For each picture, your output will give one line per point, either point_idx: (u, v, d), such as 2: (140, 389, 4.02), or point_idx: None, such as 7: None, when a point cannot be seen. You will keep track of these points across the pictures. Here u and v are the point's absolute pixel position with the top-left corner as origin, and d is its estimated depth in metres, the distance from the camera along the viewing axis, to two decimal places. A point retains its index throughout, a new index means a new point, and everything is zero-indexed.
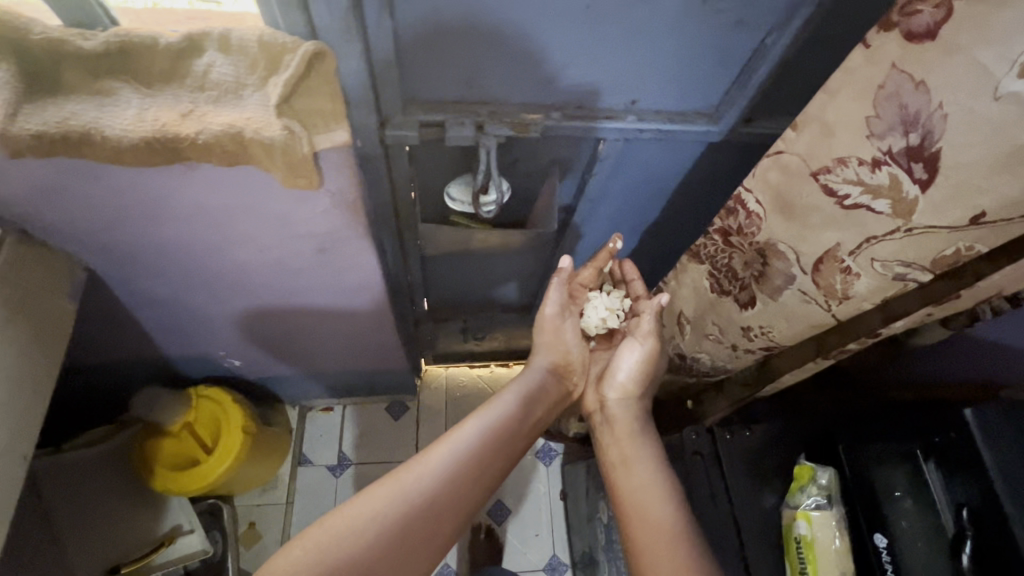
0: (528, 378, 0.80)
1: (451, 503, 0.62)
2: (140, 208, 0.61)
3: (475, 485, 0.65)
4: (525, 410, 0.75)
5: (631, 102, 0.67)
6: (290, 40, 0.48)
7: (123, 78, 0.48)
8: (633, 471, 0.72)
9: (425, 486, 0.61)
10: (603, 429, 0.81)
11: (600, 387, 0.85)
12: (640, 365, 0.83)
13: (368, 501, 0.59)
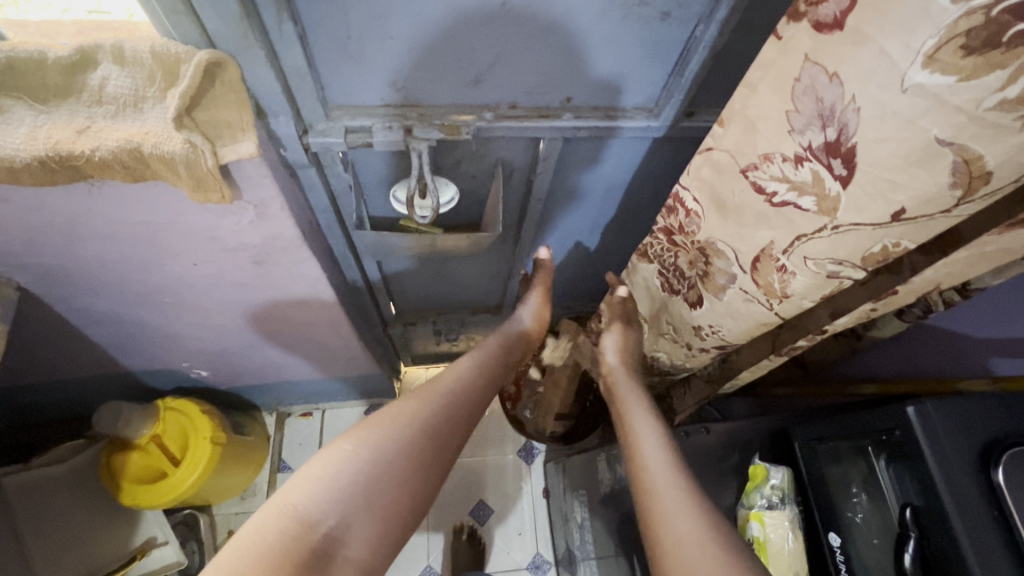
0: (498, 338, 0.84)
1: (449, 431, 0.63)
2: (57, 228, 0.59)
3: (465, 420, 0.66)
4: (499, 364, 0.78)
5: (566, 99, 0.65)
6: (183, 49, 0.46)
7: (14, 95, 0.46)
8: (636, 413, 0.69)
9: (426, 415, 0.62)
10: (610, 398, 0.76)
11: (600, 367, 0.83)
12: (620, 344, 0.82)
13: (352, 440, 0.56)
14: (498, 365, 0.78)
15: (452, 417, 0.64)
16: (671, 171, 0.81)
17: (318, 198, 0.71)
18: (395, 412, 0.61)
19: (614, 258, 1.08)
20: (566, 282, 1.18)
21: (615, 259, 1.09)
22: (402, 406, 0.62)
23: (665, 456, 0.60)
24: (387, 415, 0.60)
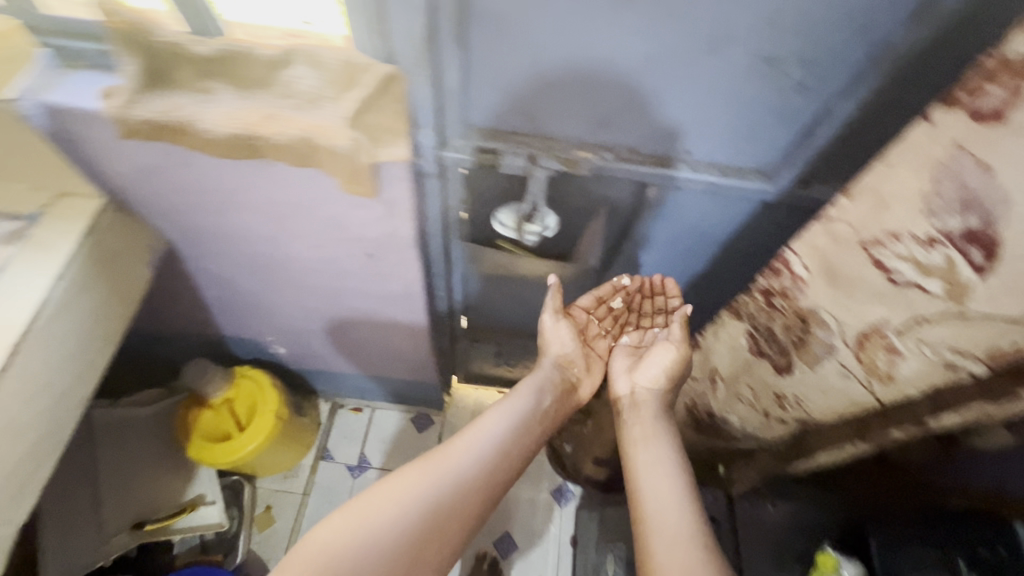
0: (531, 389, 0.85)
1: (449, 505, 0.67)
2: (217, 196, 0.68)
3: (473, 494, 0.69)
4: (523, 423, 0.80)
5: (684, 151, 0.68)
6: (367, 63, 0.53)
7: (223, 80, 0.55)
8: (639, 442, 0.79)
9: (425, 489, 0.67)
10: (630, 411, 0.85)
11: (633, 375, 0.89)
12: (676, 364, 0.86)
13: (347, 518, 0.63)
14: (523, 429, 0.80)
15: (454, 494, 0.68)
16: (769, 239, 0.81)
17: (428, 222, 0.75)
18: (399, 487, 0.66)
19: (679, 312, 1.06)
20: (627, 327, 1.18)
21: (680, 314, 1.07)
22: (405, 480, 0.67)
23: (664, 497, 0.69)
24: (394, 489, 0.66)
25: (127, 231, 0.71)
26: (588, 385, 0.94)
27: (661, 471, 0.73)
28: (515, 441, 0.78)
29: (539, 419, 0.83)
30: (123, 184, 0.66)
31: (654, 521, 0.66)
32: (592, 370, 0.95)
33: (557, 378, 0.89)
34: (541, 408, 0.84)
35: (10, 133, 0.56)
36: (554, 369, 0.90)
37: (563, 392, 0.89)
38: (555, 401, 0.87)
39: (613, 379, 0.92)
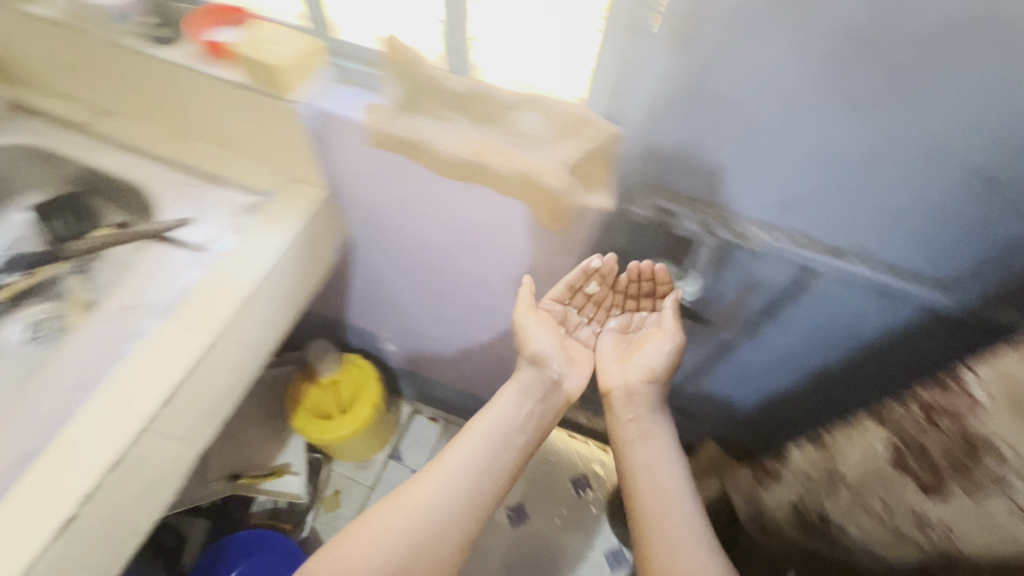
0: (509, 399, 0.86)
1: (436, 538, 0.75)
2: (416, 205, 0.77)
3: (452, 532, 0.76)
4: (491, 446, 0.83)
5: (861, 247, 0.67)
6: (591, 119, 0.60)
7: (462, 113, 0.63)
8: (637, 441, 0.88)
9: (404, 527, 0.74)
10: (625, 406, 0.89)
11: (626, 368, 0.89)
12: (673, 353, 0.86)
13: (346, 552, 0.72)
14: (492, 453, 0.83)
15: (429, 534, 0.75)
16: (921, 351, 0.77)
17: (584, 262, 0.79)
18: (383, 522, 0.74)
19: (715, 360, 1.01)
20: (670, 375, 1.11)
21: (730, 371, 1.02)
22: (387, 518, 0.75)
23: (657, 503, 0.81)
24: (384, 522, 0.74)
25: (330, 220, 0.82)
26: (575, 376, 0.90)
27: (652, 475, 0.84)
28: (490, 469, 0.81)
29: (517, 436, 0.85)
30: (341, 182, 0.77)
31: (655, 512, 0.80)
32: (579, 362, 0.90)
33: (518, 385, 0.87)
34: (507, 420, 0.85)
35: (285, 126, 0.68)
36: (530, 373, 0.87)
37: (541, 403, 0.87)
38: (529, 411, 0.87)
39: (602, 368, 0.92)
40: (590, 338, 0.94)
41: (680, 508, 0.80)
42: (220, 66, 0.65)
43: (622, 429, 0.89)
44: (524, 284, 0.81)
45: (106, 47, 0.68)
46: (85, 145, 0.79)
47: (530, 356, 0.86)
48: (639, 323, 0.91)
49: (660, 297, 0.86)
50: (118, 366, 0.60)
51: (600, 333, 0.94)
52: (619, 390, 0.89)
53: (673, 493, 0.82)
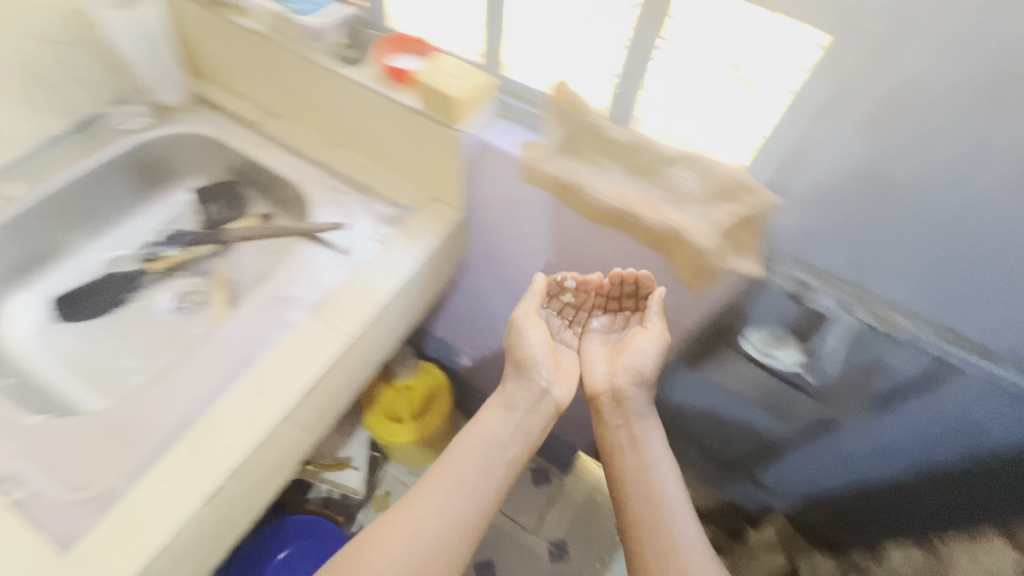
0: (491, 418, 0.82)
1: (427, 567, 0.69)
2: (547, 238, 0.79)
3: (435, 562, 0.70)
4: (472, 466, 0.78)
5: (1016, 352, 0.60)
6: (751, 185, 0.60)
7: (617, 160, 0.65)
8: (628, 446, 0.83)
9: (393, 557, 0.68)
10: (612, 410, 0.85)
11: (612, 369, 0.84)
12: (658, 356, 0.80)
13: None
14: (473, 474, 0.78)
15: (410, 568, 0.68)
16: None
17: (702, 322, 0.79)
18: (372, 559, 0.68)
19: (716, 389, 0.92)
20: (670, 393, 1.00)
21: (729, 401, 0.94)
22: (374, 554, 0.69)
23: (656, 525, 0.76)
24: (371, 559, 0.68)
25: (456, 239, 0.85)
26: (564, 385, 0.83)
27: (642, 484, 0.80)
28: (471, 491, 0.76)
29: (501, 455, 0.80)
30: (480, 207, 0.80)
31: (647, 518, 0.76)
32: (567, 368, 0.84)
33: (501, 400, 0.83)
34: (493, 437, 0.81)
35: (442, 150, 0.73)
36: (517, 385, 0.83)
37: (525, 419, 0.82)
38: (509, 424, 0.82)
39: (587, 366, 0.87)
40: (579, 342, 0.89)
41: (670, 516, 0.76)
42: (396, 90, 0.71)
43: (612, 434, 0.85)
44: (538, 282, 0.78)
45: (296, 60, 0.75)
46: (252, 142, 0.86)
47: (517, 362, 0.82)
48: (626, 326, 0.86)
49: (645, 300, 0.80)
50: (270, 352, 0.64)
51: (587, 335, 0.88)
52: (604, 390, 0.85)
53: (664, 504, 0.77)
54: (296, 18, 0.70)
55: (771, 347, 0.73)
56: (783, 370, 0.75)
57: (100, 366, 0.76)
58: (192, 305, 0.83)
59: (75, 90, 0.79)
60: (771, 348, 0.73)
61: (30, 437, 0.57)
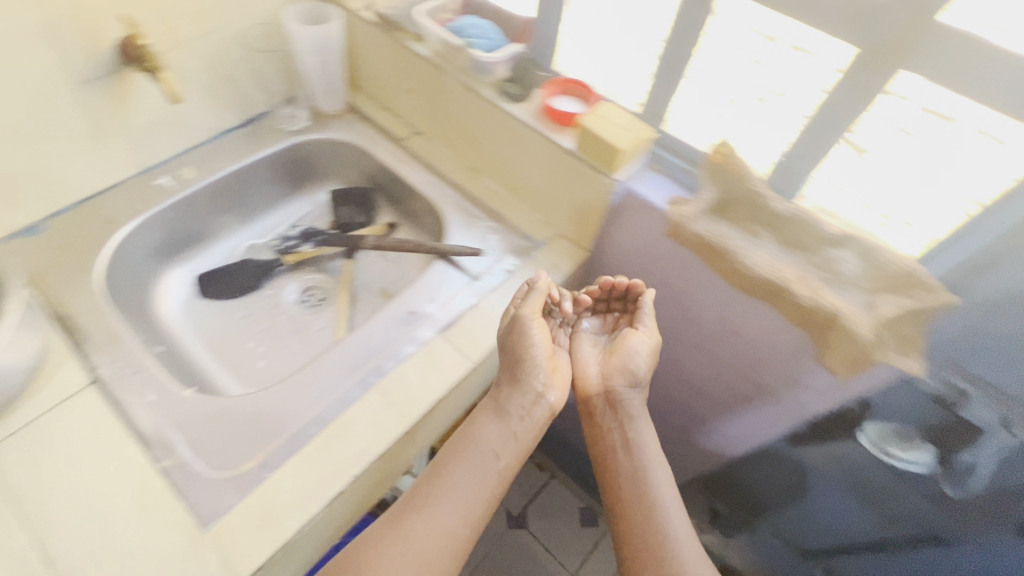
0: (484, 428, 0.68)
1: None
2: (671, 293, 0.76)
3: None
4: (455, 476, 0.65)
5: None
6: (924, 281, 0.55)
7: (773, 231, 0.63)
8: (632, 470, 0.72)
9: None
10: (609, 417, 0.75)
11: (604, 372, 0.75)
12: (652, 357, 0.74)
13: None
14: (458, 486, 0.65)
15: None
16: None
17: (819, 413, 0.72)
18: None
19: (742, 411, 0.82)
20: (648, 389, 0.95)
21: (745, 423, 0.84)
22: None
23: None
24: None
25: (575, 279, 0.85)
26: (558, 389, 0.71)
27: (642, 503, 0.69)
28: (453, 506, 0.63)
29: (491, 466, 0.66)
30: (606, 251, 0.79)
31: (646, 542, 0.67)
32: (560, 370, 0.73)
33: (493, 407, 0.69)
34: (480, 443, 0.67)
35: (586, 193, 0.73)
36: (509, 389, 0.69)
37: (517, 427, 0.68)
38: (502, 432, 0.68)
39: (581, 371, 0.77)
40: (570, 342, 0.80)
41: (670, 540, 0.66)
42: (554, 129, 0.72)
43: (605, 436, 0.75)
44: (542, 281, 0.69)
45: (456, 87, 0.78)
46: (395, 155, 0.90)
47: (509, 361, 0.68)
48: (615, 326, 0.80)
49: (637, 300, 0.76)
50: (399, 365, 0.66)
51: (576, 335, 0.80)
52: (598, 396, 0.75)
53: (668, 528, 0.67)
54: (471, 51, 0.74)
55: (885, 442, 0.68)
56: (902, 466, 0.68)
57: (230, 345, 0.80)
58: (319, 301, 0.87)
59: (253, 90, 0.86)
60: (891, 445, 0.68)
61: (181, 409, 0.61)
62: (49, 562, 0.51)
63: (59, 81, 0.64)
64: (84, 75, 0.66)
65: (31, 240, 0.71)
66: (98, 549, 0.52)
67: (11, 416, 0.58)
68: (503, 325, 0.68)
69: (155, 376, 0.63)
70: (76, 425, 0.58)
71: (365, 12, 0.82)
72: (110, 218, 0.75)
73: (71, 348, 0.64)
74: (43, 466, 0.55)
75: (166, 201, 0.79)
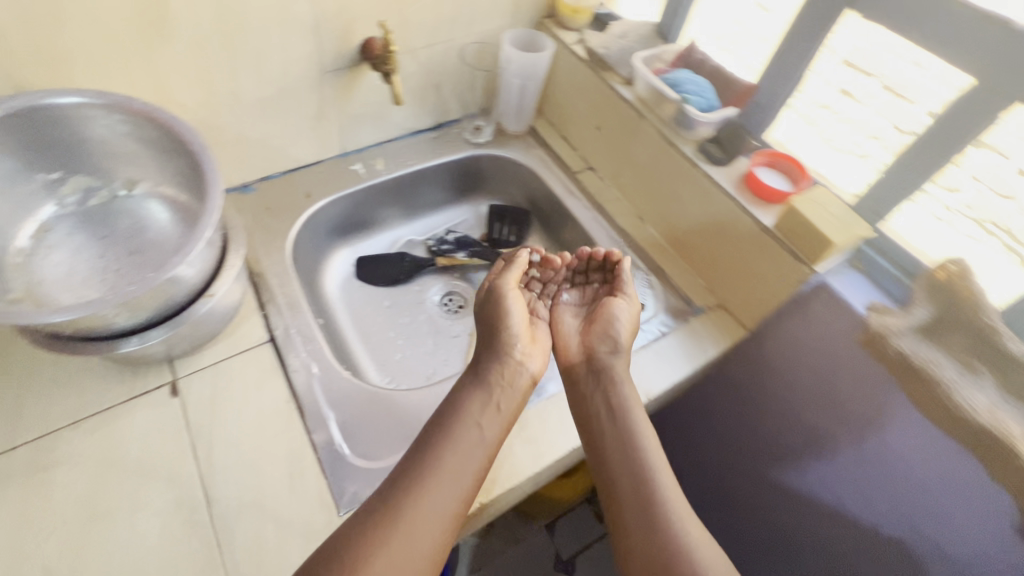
0: (469, 404, 0.59)
1: None
2: (845, 394, 0.65)
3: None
4: (434, 455, 0.54)
5: None
6: None
7: (997, 372, 0.54)
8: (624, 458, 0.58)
9: None
10: (588, 384, 0.64)
11: (585, 338, 0.68)
12: (632, 326, 0.67)
13: None
14: (441, 467, 0.53)
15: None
16: None
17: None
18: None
19: (834, 455, 0.67)
20: (731, 420, 0.81)
21: (827, 472, 0.69)
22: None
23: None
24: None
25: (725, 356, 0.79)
26: (536, 357, 0.65)
27: (633, 479, 0.56)
28: (432, 484, 0.52)
29: (477, 437, 0.56)
30: (785, 333, 0.71)
31: (639, 523, 0.54)
32: (538, 338, 0.68)
33: (474, 380, 0.61)
34: (459, 418, 0.57)
35: (768, 273, 0.68)
36: (490, 360, 0.63)
37: (499, 397, 0.60)
38: (482, 402, 0.59)
39: (561, 338, 0.69)
40: (548, 314, 0.72)
41: (667, 520, 0.53)
42: (752, 200, 0.68)
43: (588, 403, 0.63)
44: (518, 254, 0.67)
45: (651, 135, 0.76)
46: (565, 185, 0.90)
47: (486, 334, 0.65)
48: (595, 298, 0.73)
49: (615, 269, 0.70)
50: (540, 403, 0.67)
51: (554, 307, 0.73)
52: (580, 362, 0.67)
53: (665, 508, 0.54)
54: (685, 106, 0.71)
55: None
56: None
57: (374, 332, 0.82)
58: (459, 308, 0.88)
59: (452, 100, 0.90)
60: None
61: (337, 388, 0.64)
62: (207, 501, 0.54)
63: (308, 68, 0.72)
64: (329, 65, 0.73)
65: (243, 197, 0.79)
66: (248, 502, 0.55)
67: (202, 354, 0.64)
68: (480, 297, 0.67)
69: (320, 349, 0.67)
70: (249, 377, 0.63)
71: (577, 47, 0.83)
72: (307, 191, 0.82)
73: (256, 304, 0.69)
74: (218, 408, 0.60)
75: (354, 185, 0.84)
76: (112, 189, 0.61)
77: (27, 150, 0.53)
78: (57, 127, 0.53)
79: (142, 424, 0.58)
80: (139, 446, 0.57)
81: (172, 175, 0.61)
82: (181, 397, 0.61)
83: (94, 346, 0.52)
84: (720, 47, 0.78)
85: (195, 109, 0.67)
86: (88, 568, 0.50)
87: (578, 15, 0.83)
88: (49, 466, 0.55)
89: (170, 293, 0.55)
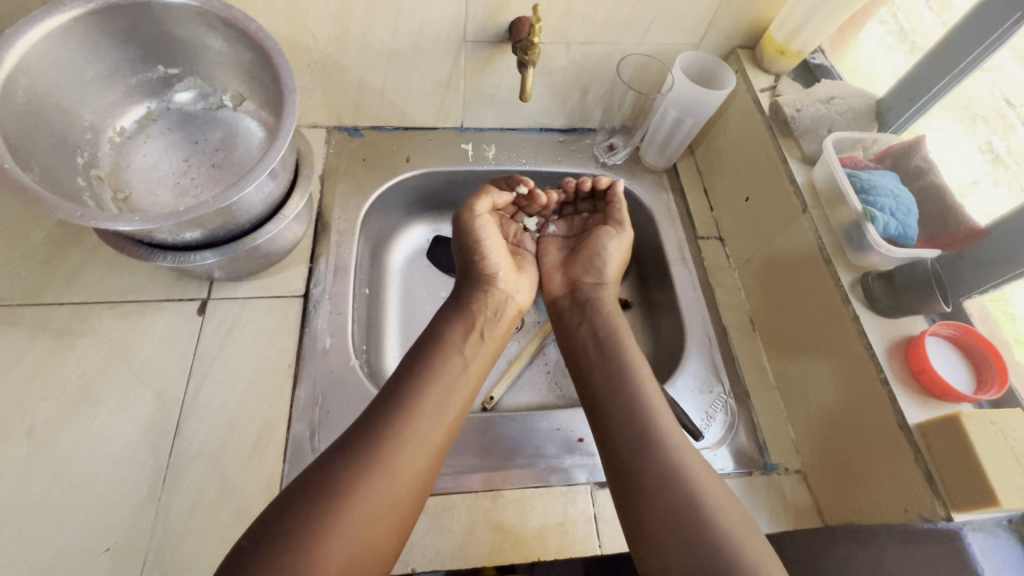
0: (448, 323, 0.61)
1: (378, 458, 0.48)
2: None
3: (405, 490, 0.48)
4: (422, 373, 0.55)
5: None
6: None
7: None
8: (614, 382, 0.57)
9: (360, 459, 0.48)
10: (574, 314, 0.66)
11: (568, 271, 0.68)
12: (621, 256, 0.68)
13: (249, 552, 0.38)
14: (440, 372, 0.56)
15: (382, 511, 0.47)
16: None
17: None
18: (303, 547, 0.43)
19: None
20: None
21: None
22: (327, 507, 0.45)
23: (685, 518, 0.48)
24: (320, 526, 0.44)
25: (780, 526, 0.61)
26: (524, 286, 0.67)
27: (624, 401, 0.55)
28: (415, 400, 0.53)
29: (466, 352, 0.59)
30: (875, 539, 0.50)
31: (633, 447, 0.52)
32: (525, 268, 0.68)
33: (456, 306, 0.63)
34: (443, 353, 0.58)
35: (874, 464, 0.51)
36: (472, 290, 0.64)
37: (484, 327, 0.62)
38: (465, 331, 0.61)
39: (545, 271, 0.70)
40: (535, 248, 0.71)
41: (667, 441, 0.52)
42: (900, 376, 0.50)
43: (575, 335, 0.64)
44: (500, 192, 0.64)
45: (806, 233, 0.59)
46: (680, 247, 0.74)
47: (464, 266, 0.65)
48: (584, 228, 0.70)
49: (608, 196, 0.68)
50: (529, 488, 0.56)
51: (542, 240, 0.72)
52: (563, 294, 0.68)
53: (658, 428, 0.53)
54: (863, 222, 0.53)
55: None
56: None
57: (413, 317, 0.76)
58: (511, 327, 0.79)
59: (595, 108, 0.79)
60: None
61: (339, 370, 0.60)
62: (176, 431, 0.55)
63: (449, 31, 0.65)
64: (470, 34, 0.65)
65: (348, 141, 0.77)
66: (209, 449, 0.54)
67: (240, 284, 0.64)
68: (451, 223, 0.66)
69: (342, 326, 0.63)
70: (267, 326, 0.62)
71: (763, 95, 0.67)
72: (408, 155, 0.77)
73: (308, 254, 0.67)
74: (228, 344, 0.60)
75: (456, 166, 0.78)
76: (221, 98, 0.62)
77: (150, 42, 0.54)
78: (178, 27, 0.53)
79: (162, 329, 0.60)
80: (150, 350, 0.59)
81: (269, 104, 0.59)
82: (204, 318, 0.61)
83: (137, 249, 0.52)
84: (991, 143, 0.54)
85: (326, 43, 0.64)
86: (61, 444, 0.53)
87: (782, 58, 0.67)
88: (77, 334, 0.58)
89: (211, 224, 0.53)
